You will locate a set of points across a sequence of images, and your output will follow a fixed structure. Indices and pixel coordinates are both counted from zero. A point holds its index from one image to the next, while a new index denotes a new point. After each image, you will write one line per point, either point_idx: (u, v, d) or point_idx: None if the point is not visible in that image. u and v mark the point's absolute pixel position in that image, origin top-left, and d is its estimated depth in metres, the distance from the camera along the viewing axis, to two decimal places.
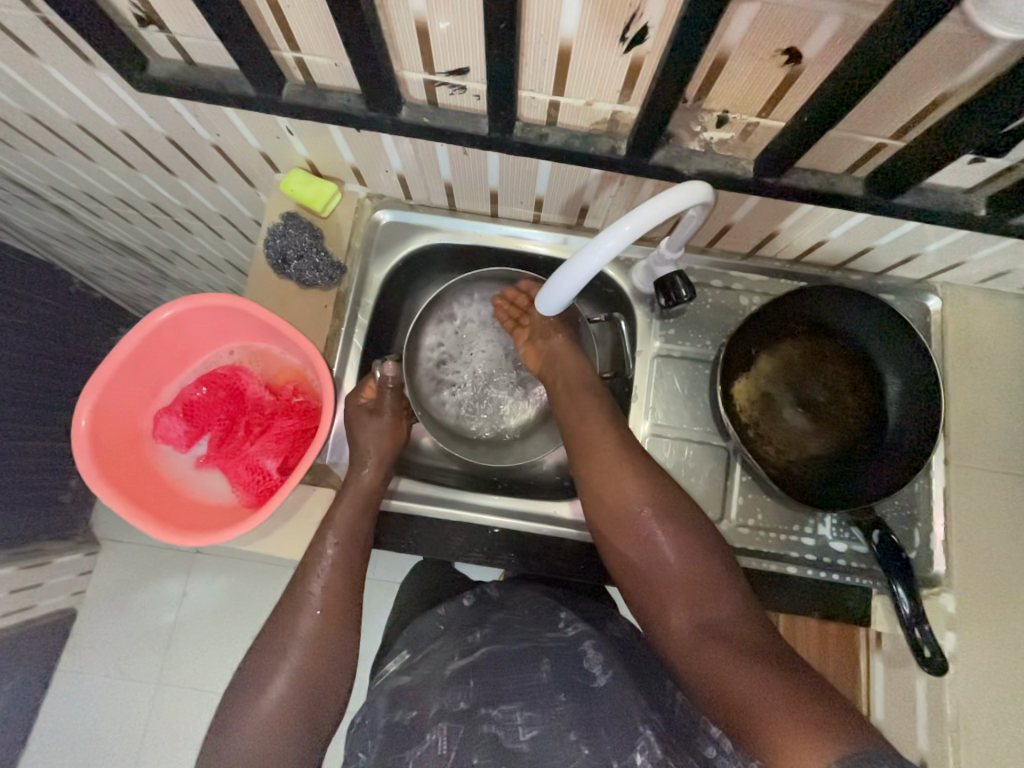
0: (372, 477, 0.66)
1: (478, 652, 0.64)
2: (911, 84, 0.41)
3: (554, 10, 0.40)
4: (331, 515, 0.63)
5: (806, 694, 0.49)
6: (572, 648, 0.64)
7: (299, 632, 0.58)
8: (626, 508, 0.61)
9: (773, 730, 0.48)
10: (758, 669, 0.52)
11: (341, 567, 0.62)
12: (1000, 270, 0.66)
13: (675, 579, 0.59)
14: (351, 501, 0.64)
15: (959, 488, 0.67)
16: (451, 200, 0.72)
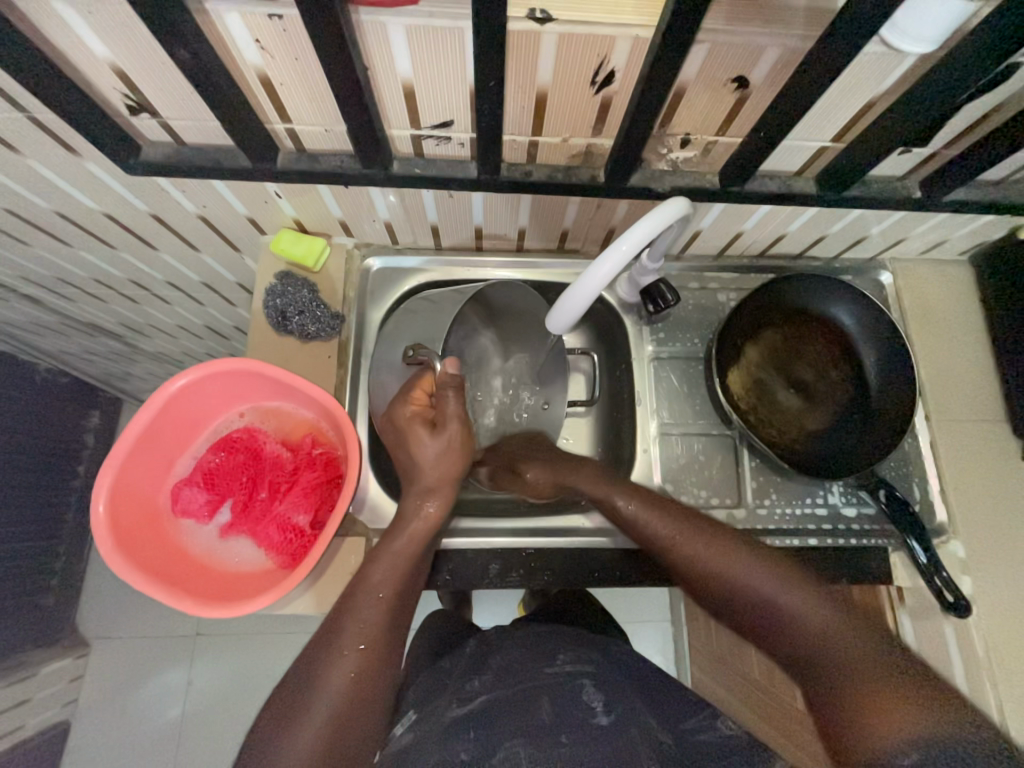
0: (440, 511, 0.60)
1: (480, 698, 0.58)
2: (846, 96, 0.47)
3: (531, 64, 0.44)
4: (381, 553, 0.58)
5: (896, 677, 0.48)
6: (569, 684, 0.59)
7: (333, 681, 0.49)
8: (700, 561, 0.58)
9: (861, 715, 0.47)
10: (852, 681, 0.49)
11: (393, 599, 0.55)
12: (937, 241, 0.75)
13: (767, 613, 0.55)
14: (413, 539, 0.59)
15: (944, 439, 0.73)
16: (437, 240, 0.75)
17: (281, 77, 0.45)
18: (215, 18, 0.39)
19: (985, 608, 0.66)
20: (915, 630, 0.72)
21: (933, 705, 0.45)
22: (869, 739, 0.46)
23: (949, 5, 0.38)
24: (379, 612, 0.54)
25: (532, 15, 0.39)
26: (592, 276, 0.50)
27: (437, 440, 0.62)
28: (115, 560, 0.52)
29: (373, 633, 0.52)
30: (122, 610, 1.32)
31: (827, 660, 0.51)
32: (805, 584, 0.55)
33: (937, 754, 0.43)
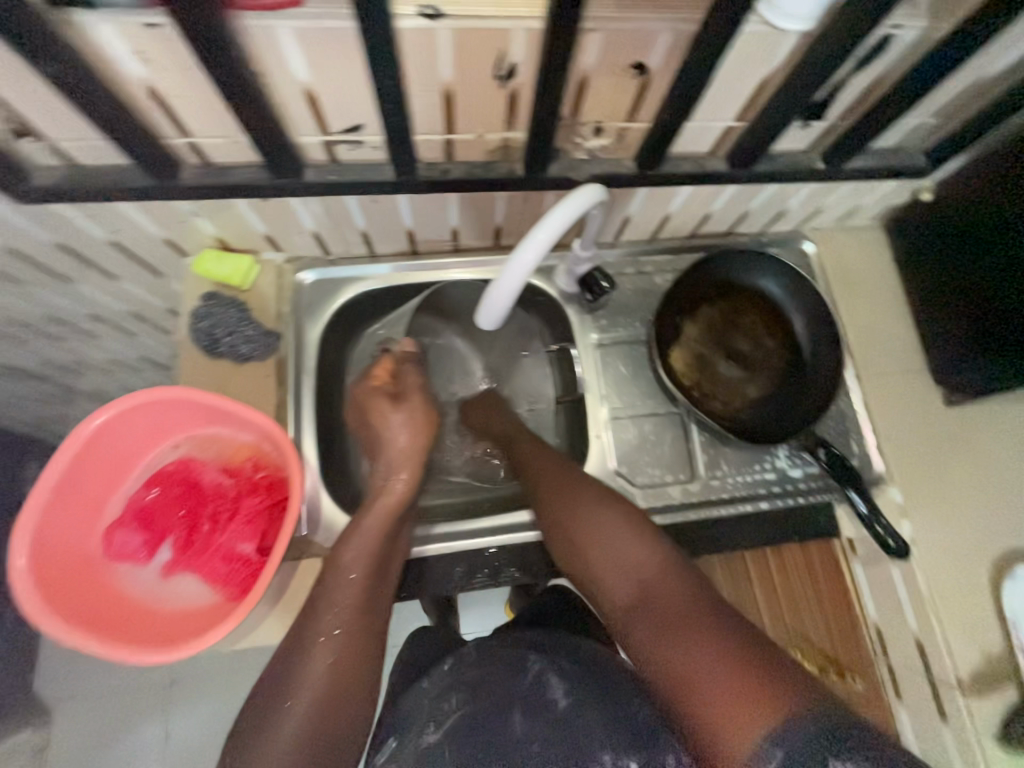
0: (406, 487, 0.61)
1: (452, 719, 0.57)
2: (740, 76, 0.49)
3: (431, 62, 0.44)
4: (353, 532, 0.57)
5: (746, 667, 0.44)
6: (539, 684, 0.59)
7: (316, 662, 0.49)
8: (590, 520, 0.59)
9: (706, 707, 0.43)
10: (703, 645, 0.47)
11: (370, 573, 0.55)
12: (850, 209, 0.79)
13: (639, 578, 0.54)
14: (381, 513, 0.58)
15: (875, 394, 0.78)
16: (370, 246, 0.74)
17: (172, 89, 0.44)
18: (87, 30, 0.37)
19: (924, 548, 0.71)
20: (868, 577, 0.77)
21: (759, 704, 0.41)
22: (725, 722, 0.42)
23: None
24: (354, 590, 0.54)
25: (423, 11, 0.39)
26: (517, 266, 0.51)
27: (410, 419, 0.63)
28: (39, 616, 0.48)
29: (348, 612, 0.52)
30: (82, 669, 1.23)
31: (688, 627, 0.48)
32: (675, 559, 0.55)
33: (790, 745, 0.39)
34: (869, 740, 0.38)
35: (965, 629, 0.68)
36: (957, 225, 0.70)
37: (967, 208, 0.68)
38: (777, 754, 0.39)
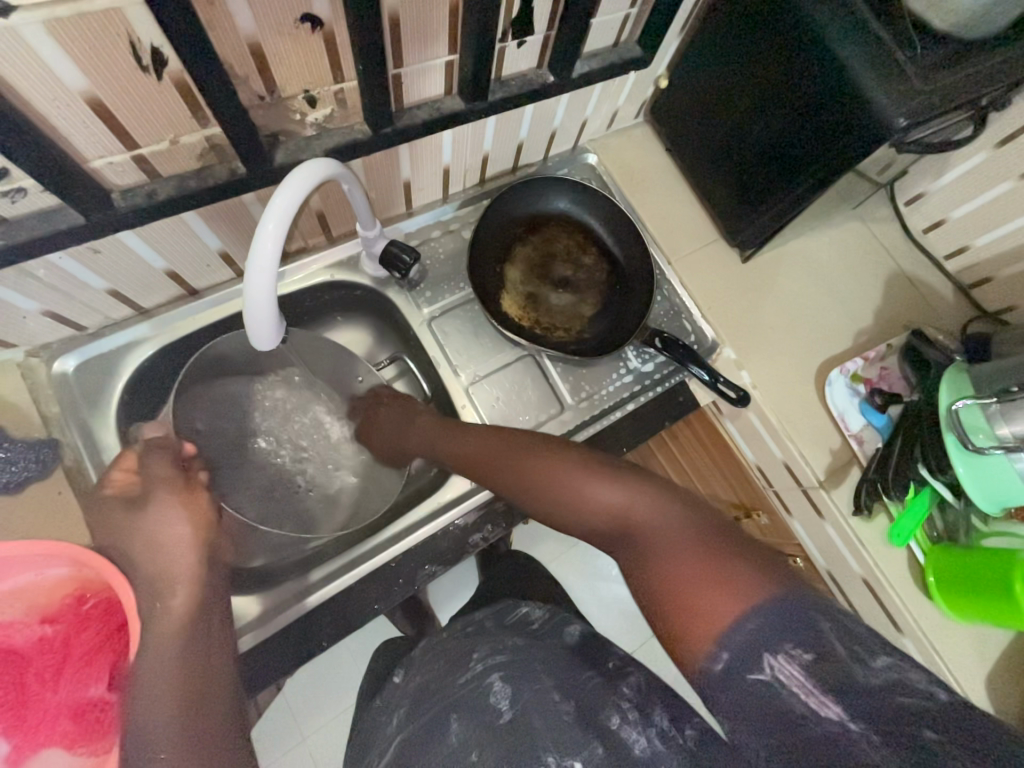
0: (189, 596, 0.48)
1: (391, 748, 0.54)
2: (423, 6, 0.47)
3: (38, 69, 0.36)
4: (133, 694, 0.40)
5: (725, 558, 0.40)
6: (479, 687, 0.54)
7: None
8: (543, 472, 0.54)
9: (686, 604, 0.39)
10: (675, 563, 0.42)
11: (182, 719, 0.40)
12: (612, 112, 0.82)
13: (606, 511, 0.48)
14: (171, 630, 0.45)
15: (689, 273, 0.85)
16: (133, 304, 0.63)
17: None
18: None
19: (764, 388, 0.81)
20: (738, 430, 0.87)
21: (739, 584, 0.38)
22: (690, 628, 0.38)
23: None
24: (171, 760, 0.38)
25: None
26: (264, 245, 0.44)
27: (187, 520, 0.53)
28: None
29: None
30: None
31: (659, 548, 0.44)
32: (653, 489, 0.48)
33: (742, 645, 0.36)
34: (817, 618, 0.36)
35: (814, 437, 0.79)
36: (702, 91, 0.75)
37: (706, 72, 0.73)
38: (723, 654, 0.37)
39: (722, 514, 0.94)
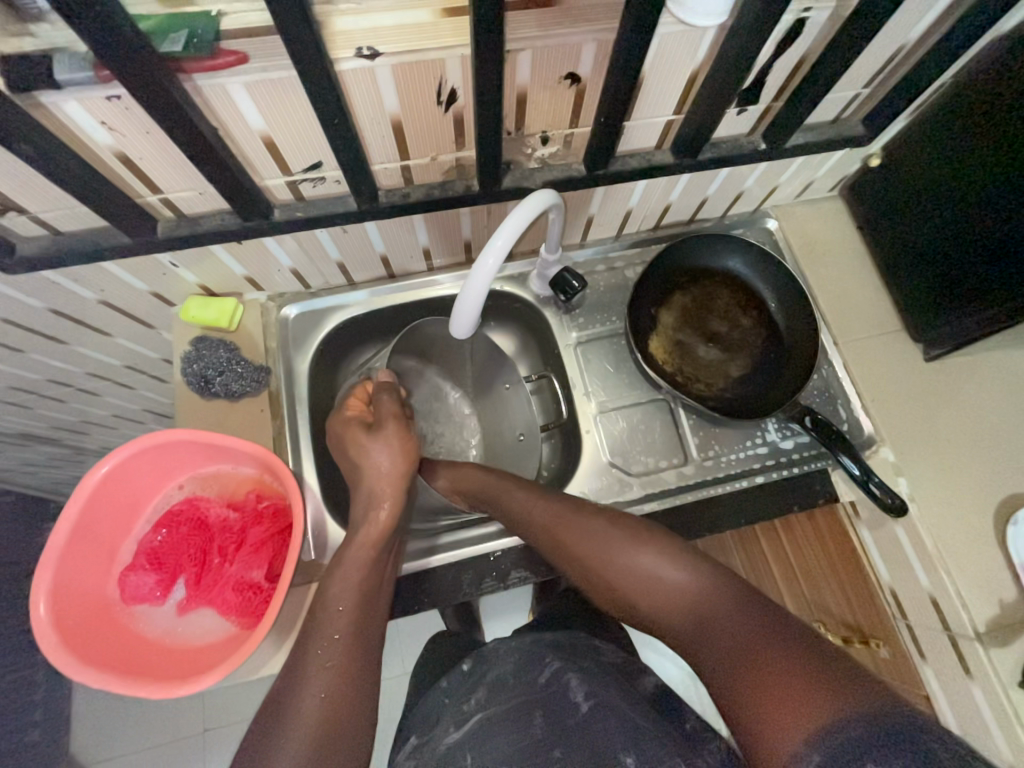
0: (391, 516, 0.62)
1: (474, 719, 0.59)
2: (668, 75, 0.52)
3: (375, 97, 0.47)
4: (333, 581, 0.57)
5: (798, 669, 0.41)
6: (556, 685, 0.59)
7: (309, 696, 0.47)
8: (619, 563, 0.57)
9: (764, 717, 0.41)
10: (758, 669, 0.43)
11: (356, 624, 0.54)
12: (806, 183, 0.81)
13: (679, 610, 0.51)
14: (366, 544, 0.60)
15: (855, 357, 0.79)
16: (347, 275, 0.77)
17: (139, 154, 0.47)
18: (54, 109, 0.41)
19: (924, 504, 0.71)
20: (874, 541, 0.77)
21: (817, 692, 0.39)
22: (772, 736, 0.40)
23: None
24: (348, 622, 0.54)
25: (360, 53, 0.42)
26: (495, 252, 0.51)
27: (399, 448, 0.65)
28: (68, 665, 0.51)
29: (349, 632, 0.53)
30: (118, 726, 1.25)
31: (736, 658, 0.45)
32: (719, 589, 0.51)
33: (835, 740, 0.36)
34: (902, 721, 0.35)
35: (979, 578, 0.67)
36: (901, 182, 0.73)
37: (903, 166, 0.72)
38: (814, 758, 0.37)
39: (828, 630, 0.83)
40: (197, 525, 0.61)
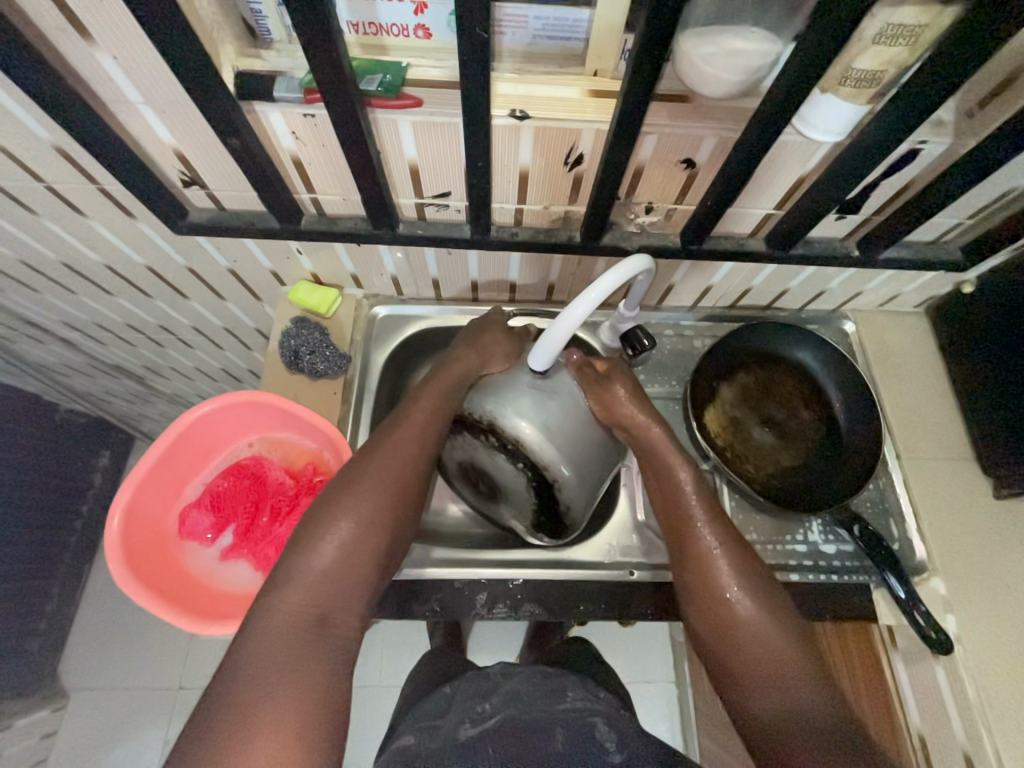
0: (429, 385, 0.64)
1: (491, 720, 0.63)
2: (776, 174, 0.57)
3: (515, 150, 0.55)
4: (399, 425, 0.61)
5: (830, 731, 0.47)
6: (581, 722, 0.63)
7: (309, 573, 0.52)
8: (715, 587, 0.57)
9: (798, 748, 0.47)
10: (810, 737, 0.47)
11: (403, 474, 0.59)
12: (891, 295, 0.82)
13: (750, 640, 0.54)
14: (427, 406, 0.62)
15: (916, 479, 0.76)
16: (437, 291, 0.83)
17: (310, 159, 0.56)
18: (262, 115, 0.50)
19: (973, 651, 0.66)
20: (910, 676, 0.72)
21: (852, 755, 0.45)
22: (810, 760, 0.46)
23: (846, 107, 0.47)
24: (366, 507, 0.55)
25: (513, 113, 0.50)
26: (580, 304, 0.54)
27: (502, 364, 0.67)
28: (121, 574, 0.57)
29: (380, 491, 0.57)
30: (105, 659, 1.30)
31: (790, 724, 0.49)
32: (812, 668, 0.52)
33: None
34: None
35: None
36: (1005, 305, 0.71)
37: (1018, 294, 0.68)
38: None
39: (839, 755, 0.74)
40: (257, 481, 0.67)
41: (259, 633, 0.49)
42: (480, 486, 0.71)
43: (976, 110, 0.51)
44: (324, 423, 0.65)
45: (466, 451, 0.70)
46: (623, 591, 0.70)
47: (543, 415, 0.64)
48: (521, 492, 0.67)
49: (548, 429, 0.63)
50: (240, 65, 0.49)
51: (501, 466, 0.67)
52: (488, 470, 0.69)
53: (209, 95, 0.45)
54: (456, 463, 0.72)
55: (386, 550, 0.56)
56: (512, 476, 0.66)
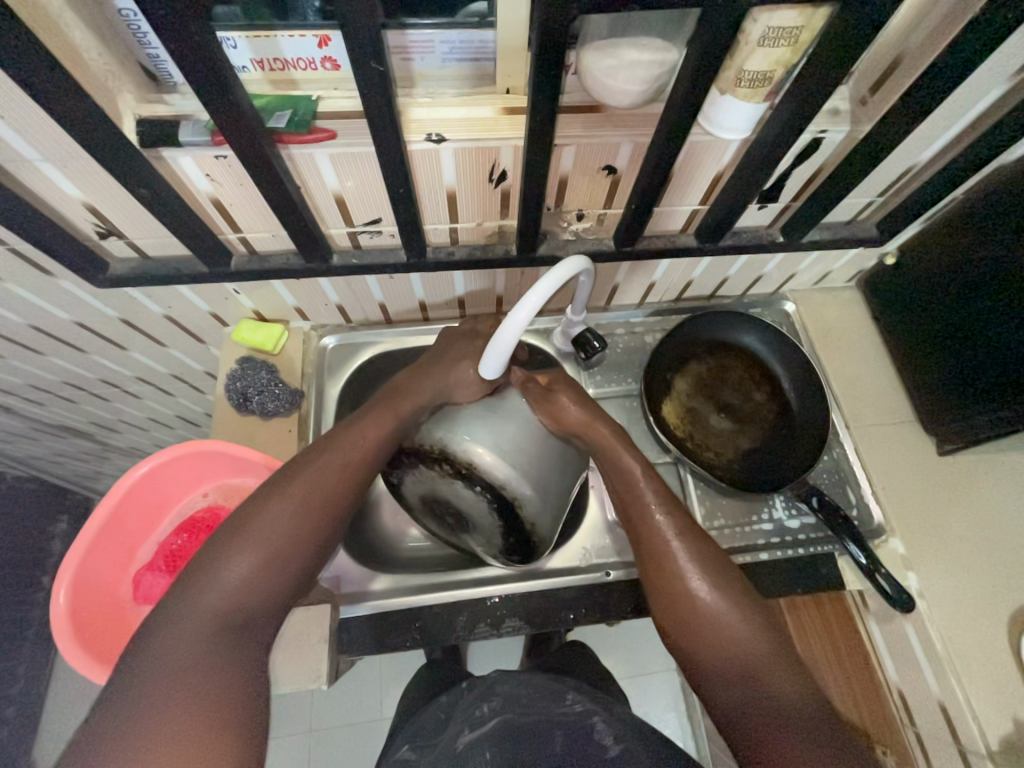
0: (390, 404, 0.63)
1: (491, 722, 0.63)
2: (694, 172, 0.59)
3: (437, 172, 0.55)
4: (338, 437, 0.61)
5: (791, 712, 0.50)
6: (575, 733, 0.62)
7: (218, 586, 0.51)
8: (678, 580, 0.58)
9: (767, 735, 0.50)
10: (782, 729, 0.50)
11: (331, 480, 0.58)
12: (823, 273, 0.86)
13: (711, 631, 0.55)
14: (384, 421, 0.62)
15: (866, 445, 0.80)
16: (386, 315, 0.83)
17: (230, 200, 0.55)
18: (171, 161, 0.49)
19: (935, 603, 0.70)
20: (883, 636, 0.74)
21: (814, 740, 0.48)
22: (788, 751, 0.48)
23: (745, 106, 0.49)
24: (278, 516, 0.55)
25: (429, 137, 0.50)
26: (512, 326, 0.54)
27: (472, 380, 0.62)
28: (72, 653, 0.54)
29: (304, 497, 0.57)
30: None
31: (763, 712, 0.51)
32: (771, 650, 0.54)
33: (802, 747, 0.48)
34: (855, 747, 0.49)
35: (989, 686, 0.65)
36: (926, 273, 0.75)
37: (934, 262, 0.73)
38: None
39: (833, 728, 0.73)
40: (215, 533, 0.64)
41: (160, 649, 0.48)
42: (446, 518, 0.68)
43: (867, 97, 0.55)
44: (278, 466, 0.63)
45: (424, 483, 0.67)
46: (602, 593, 0.70)
47: (494, 434, 0.63)
48: (484, 516, 0.65)
49: (503, 448, 0.62)
50: (141, 112, 0.48)
51: (460, 494, 0.65)
52: (449, 500, 0.66)
53: (109, 148, 0.44)
54: (417, 495, 0.69)
55: (301, 554, 0.55)
56: (472, 502, 0.64)
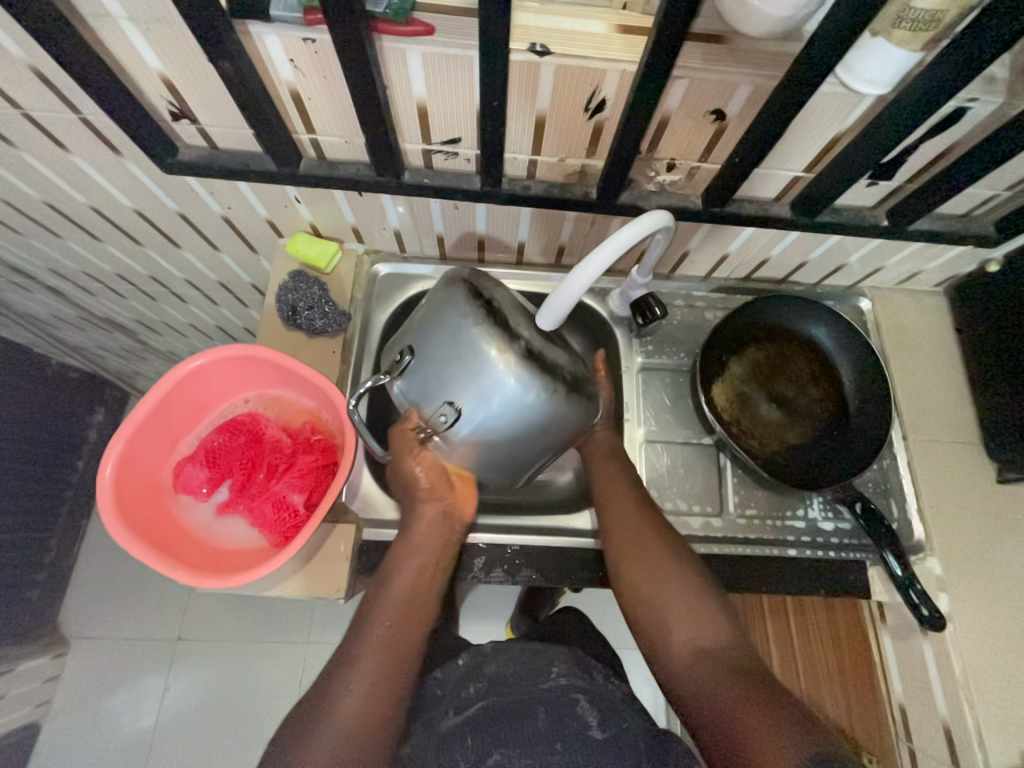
0: (432, 526, 0.62)
1: (475, 707, 0.63)
2: (811, 131, 0.53)
3: (532, 92, 0.50)
4: (392, 568, 0.61)
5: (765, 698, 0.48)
6: (563, 696, 0.63)
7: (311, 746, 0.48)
8: (650, 579, 0.59)
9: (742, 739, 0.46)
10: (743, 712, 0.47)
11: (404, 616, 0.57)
12: (912, 272, 0.79)
13: (673, 624, 0.56)
14: (417, 552, 0.62)
15: (921, 459, 0.76)
16: (442, 250, 0.80)
17: (309, 92, 0.52)
18: (257, 38, 0.46)
19: (963, 628, 0.67)
20: (896, 649, 0.73)
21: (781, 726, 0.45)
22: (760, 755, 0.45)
23: (895, 53, 0.43)
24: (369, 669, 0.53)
25: (533, 47, 0.45)
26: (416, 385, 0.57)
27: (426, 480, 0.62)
28: (111, 524, 0.56)
29: (391, 637, 0.55)
30: (104, 611, 1.31)
31: (714, 659, 0.52)
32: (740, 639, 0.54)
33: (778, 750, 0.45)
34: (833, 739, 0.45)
35: (1006, 720, 0.63)
36: None
37: None
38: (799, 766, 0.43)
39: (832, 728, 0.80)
40: (254, 438, 0.65)
41: None
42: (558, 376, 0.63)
43: None
44: (321, 383, 0.63)
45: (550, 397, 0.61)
46: None
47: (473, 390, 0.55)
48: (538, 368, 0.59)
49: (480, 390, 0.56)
50: None
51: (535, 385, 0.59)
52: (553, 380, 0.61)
53: (200, 10, 0.41)
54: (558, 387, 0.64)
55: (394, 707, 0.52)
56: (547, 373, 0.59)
